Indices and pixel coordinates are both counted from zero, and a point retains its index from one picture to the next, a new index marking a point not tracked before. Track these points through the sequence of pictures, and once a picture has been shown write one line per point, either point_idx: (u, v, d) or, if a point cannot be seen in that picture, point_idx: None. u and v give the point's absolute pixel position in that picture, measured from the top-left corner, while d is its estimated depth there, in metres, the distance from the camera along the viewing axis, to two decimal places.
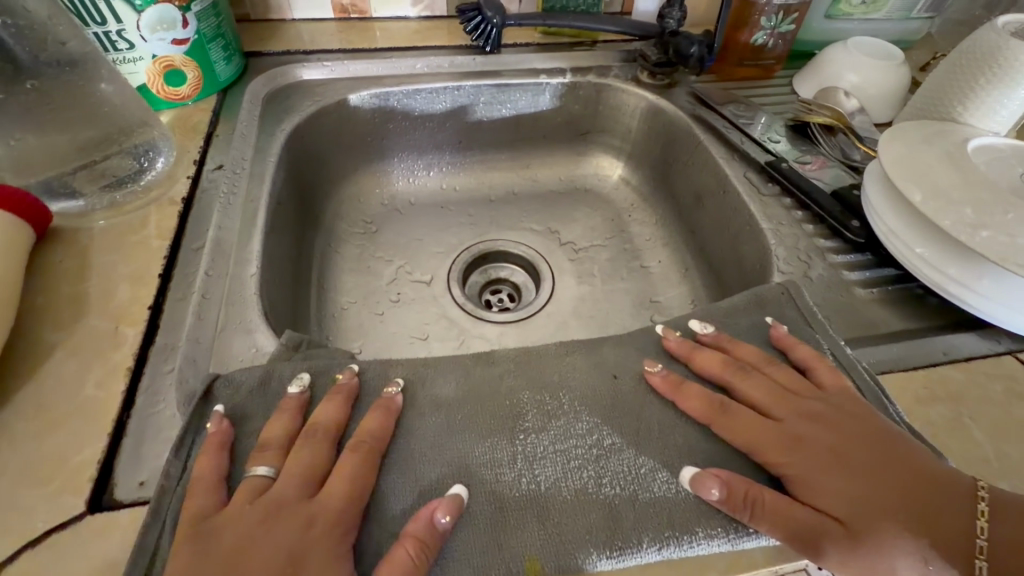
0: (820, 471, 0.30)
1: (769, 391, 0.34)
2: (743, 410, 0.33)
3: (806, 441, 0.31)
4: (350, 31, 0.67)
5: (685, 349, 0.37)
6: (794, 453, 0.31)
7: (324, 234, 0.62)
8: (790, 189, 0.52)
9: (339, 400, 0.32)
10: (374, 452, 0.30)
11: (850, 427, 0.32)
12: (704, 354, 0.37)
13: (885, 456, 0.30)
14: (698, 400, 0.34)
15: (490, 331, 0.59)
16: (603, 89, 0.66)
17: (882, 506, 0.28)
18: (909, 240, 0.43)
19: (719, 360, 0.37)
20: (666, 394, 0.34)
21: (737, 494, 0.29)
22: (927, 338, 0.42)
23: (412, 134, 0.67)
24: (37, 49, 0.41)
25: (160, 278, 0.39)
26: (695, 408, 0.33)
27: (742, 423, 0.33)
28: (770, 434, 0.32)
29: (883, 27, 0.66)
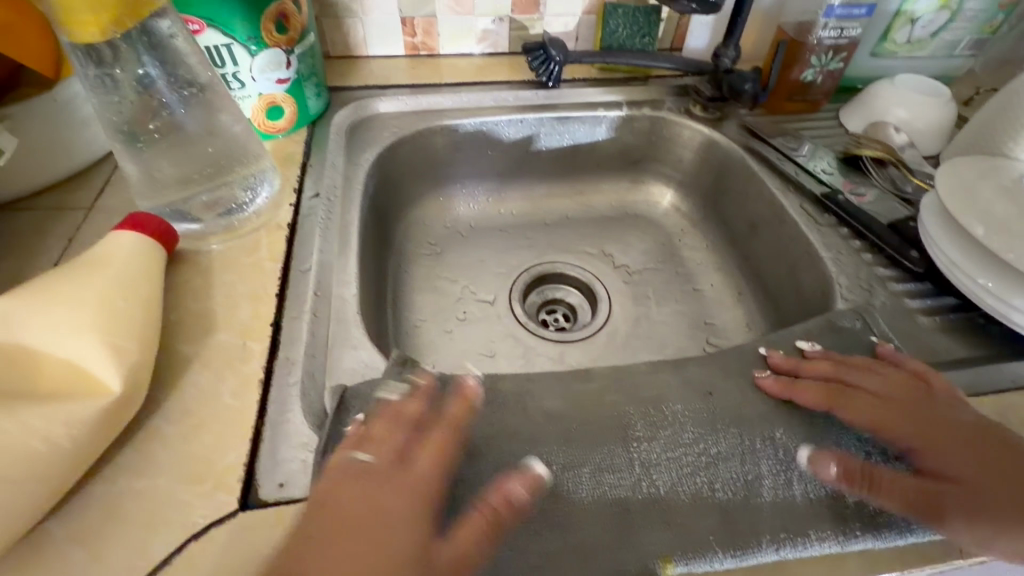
0: (943, 450, 0.34)
1: (887, 383, 0.38)
2: (863, 398, 0.38)
3: (926, 425, 0.35)
4: (420, 67, 0.71)
5: (789, 362, 0.41)
6: (917, 434, 0.35)
7: (396, 255, 0.66)
8: (847, 220, 0.55)
9: (461, 411, 0.36)
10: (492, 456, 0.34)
11: (969, 419, 0.35)
12: (815, 362, 0.41)
13: (1005, 446, 0.34)
14: (816, 393, 0.38)
15: (554, 350, 0.62)
16: (658, 122, 0.70)
17: (1003, 486, 0.32)
18: (971, 273, 0.45)
19: (833, 362, 0.41)
20: (783, 394, 0.39)
21: (857, 466, 0.34)
22: (993, 365, 0.44)
23: (476, 163, 0.71)
24: (169, 80, 0.43)
25: (277, 297, 0.43)
26: (814, 398, 0.38)
27: (862, 407, 0.37)
28: (890, 417, 0.36)
29: (927, 64, 0.69)
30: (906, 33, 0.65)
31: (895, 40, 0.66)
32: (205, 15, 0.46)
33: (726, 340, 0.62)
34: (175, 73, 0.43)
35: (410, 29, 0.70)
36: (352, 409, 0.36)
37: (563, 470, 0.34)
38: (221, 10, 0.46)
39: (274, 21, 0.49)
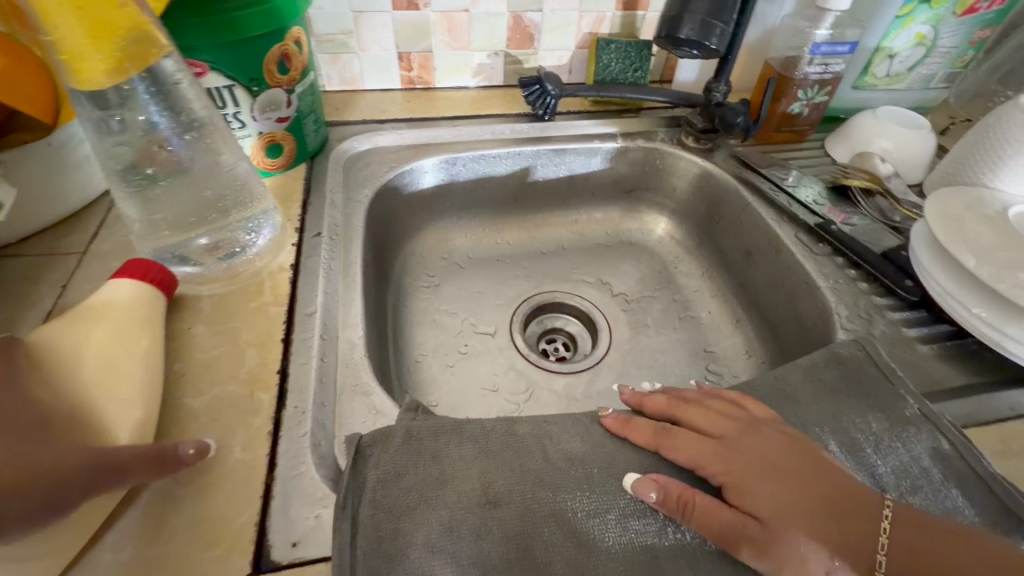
0: (746, 481, 0.36)
1: (710, 413, 0.42)
2: (681, 433, 0.40)
3: (736, 452, 0.38)
4: (416, 100, 0.72)
5: (635, 398, 0.46)
6: (728, 470, 0.37)
7: (394, 289, 0.66)
8: (841, 249, 0.56)
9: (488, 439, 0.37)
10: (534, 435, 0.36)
11: (777, 448, 0.37)
12: (654, 397, 0.45)
13: (800, 464, 0.36)
14: (645, 430, 0.40)
15: (557, 383, 0.62)
16: (652, 153, 0.71)
17: (796, 513, 0.34)
18: (966, 301, 0.47)
19: (666, 400, 0.45)
20: (618, 432, 0.41)
21: (674, 496, 0.35)
22: (991, 394, 0.45)
23: (473, 194, 0.71)
24: (175, 119, 0.42)
25: (283, 343, 0.42)
26: (642, 436, 0.40)
27: (683, 444, 0.39)
28: (708, 453, 0.38)
29: (905, 96, 0.72)
30: (886, 67, 0.68)
31: (875, 74, 0.69)
32: (208, 59, 0.45)
33: (726, 369, 0.62)
34: (180, 114, 0.42)
35: (407, 63, 0.71)
36: (365, 460, 0.36)
37: (589, 516, 0.34)
38: (225, 53, 0.46)
39: (277, 63, 0.49)
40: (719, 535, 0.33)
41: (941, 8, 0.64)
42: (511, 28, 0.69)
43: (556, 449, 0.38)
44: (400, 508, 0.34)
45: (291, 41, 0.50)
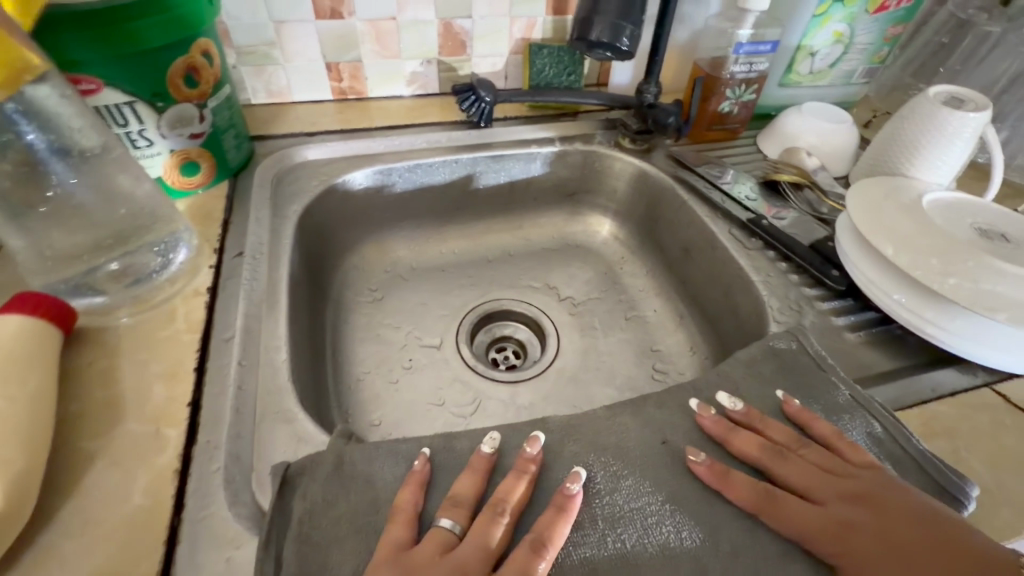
0: (870, 563, 0.31)
1: (809, 461, 0.37)
2: (790, 498, 0.35)
3: (853, 526, 0.33)
4: (349, 111, 0.70)
5: (720, 429, 0.39)
6: (851, 551, 0.32)
7: (332, 306, 0.63)
8: (772, 243, 0.57)
9: (527, 477, 0.36)
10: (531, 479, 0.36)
11: (885, 517, 0.33)
12: (743, 437, 0.39)
13: (922, 536, 0.31)
14: (746, 489, 0.35)
15: (505, 393, 0.60)
16: (590, 156, 0.71)
17: None
18: (888, 289, 0.48)
19: (759, 441, 0.38)
20: (712, 483, 0.36)
21: None
22: (915, 376, 0.46)
23: (412, 204, 0.70)
24: (57, 138, 0.39)
25: (196, 373, 0.40)
26: (742, 496, 0.35)
27: (792, 513, 0.34)
28: (817, 524, 0.33)
29: (829, 92, 0.74)
30: (808, 64, 0.70)
31: (799, 71, 0.71)
32: (100, 73, 0.43)
33: (672, 367, 0.63)
34: (62, 132, 0.40)
35: (336, 74, 0.69)
36: (278, 495, 0.33)
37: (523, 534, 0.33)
38: (119, 66, 0.43)
39: (182, 76, 0.47)
40: None
41: (854, 7, 0.66)
42: (442, 36, 0.68)
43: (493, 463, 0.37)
44: (322, 543, 0.32)
45: (198, 53, 0.48)
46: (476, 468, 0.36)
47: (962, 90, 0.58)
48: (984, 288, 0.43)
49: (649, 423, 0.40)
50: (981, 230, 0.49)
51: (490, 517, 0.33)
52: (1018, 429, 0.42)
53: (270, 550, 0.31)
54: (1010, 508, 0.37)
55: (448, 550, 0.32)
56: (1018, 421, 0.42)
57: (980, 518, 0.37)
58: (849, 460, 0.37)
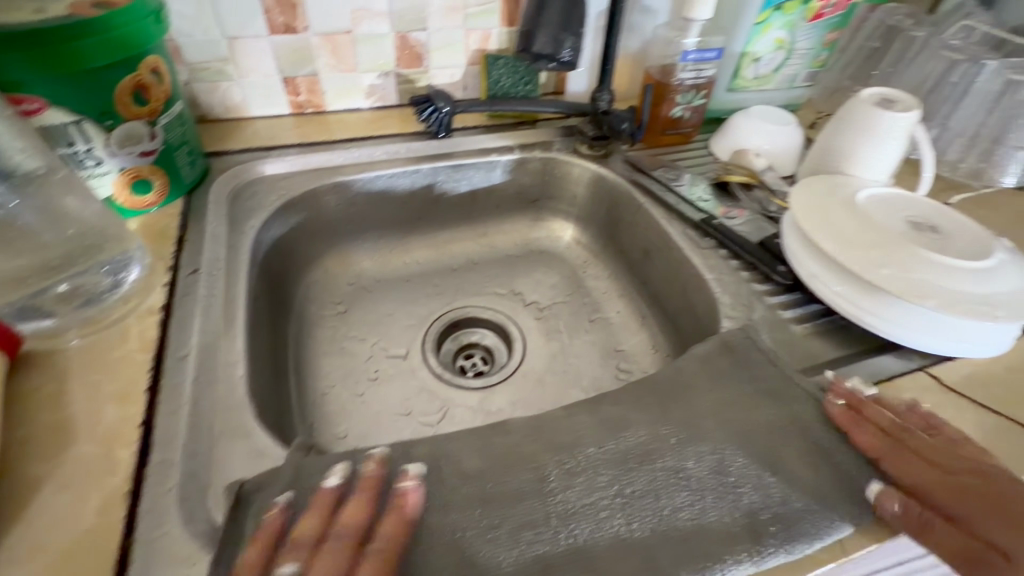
0: (983, 516, 0.32)
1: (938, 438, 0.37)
2: (914, 456, 0.36)
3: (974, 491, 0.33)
4: (308, 125, 0.70)
5: (851, 398, 0.41)
6: (964, 505, 0.33)
7: (296, 320, 0.63)
8: (724, 242, 0.60)
9: (365, 497, 0.34)
10: (374, 501, 0.34)
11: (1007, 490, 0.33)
12: (870, 406, 0.40)
13: None
14: (868, 438, 0.38)
15: (472, 398, 0.61)
16: (550, 162, 0.73)
17: None
18: (830, 281, 0.50)
19: (884, 412, 0.39)
20: (844, 427, 0.39)
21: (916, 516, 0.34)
22: (856, 363, 0.48)
23: (375, 215, 0.70)
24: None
25: (148, 392, 0.39)
26: (865, 443, 0.38)
27: (909, 466, 0.36)
28: (935, 475, 0.35)
29: (775, 96, 0.77)
30: (754, 69, 0.73)
31: (745, 77, 0.74)
32: (46, 94, 0.43)
33: (635, 367, 0.64)
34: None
35: (293, 88, 0.69)
36: (235, 510, 0.33)
37: (478, 535, 0.33)
38: (65, 88, 0.43)
39: (131, 94, 0.47)
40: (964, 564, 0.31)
41: (793, 15, 0.69)
42: (398, 48, 0.69)
43: (455, 468, 0.37)
44: None
45: (146, 71, 0.47)
46: (321, 501, 0.33)
47: (893, 92, 0.62)
48: (915, 278, 0.46)
49: (604, 420, 0.41)
50: (913, 223, 0.52)
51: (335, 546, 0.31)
52: (951, 408, 0.44)
53: (225, 565, 0.31)
54: None
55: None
56: (951, 401, 0.45)
57: None
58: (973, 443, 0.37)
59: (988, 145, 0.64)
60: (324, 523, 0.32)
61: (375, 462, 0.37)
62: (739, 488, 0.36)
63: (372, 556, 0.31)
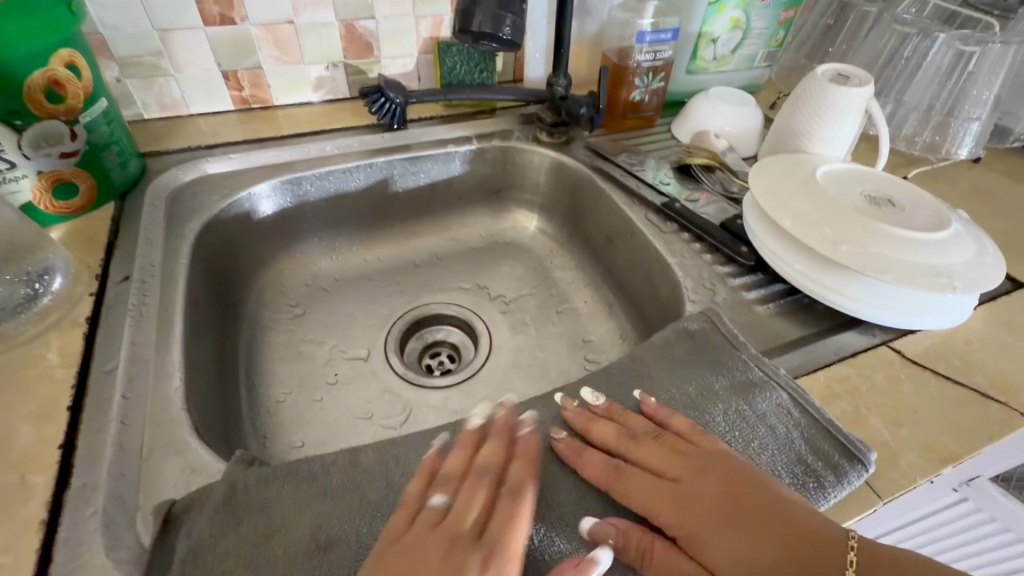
0: (706, 533, 0.33)
1: (662, 450, 0.37)
2: (637, 475, 0.36)
3: (671, 505, 0.35)
4: (253, 121, 0.67)
5: (580, 420, 0.40)
6: (686, 524, 0.34)
7: (247, 326, 0.60)
8: (686, 225, 0.59)
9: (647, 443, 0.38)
10: (505, 444, 0.38)
11: (737, 496, 0.34)
12: (599, 425, 0.39)
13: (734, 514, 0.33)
14: (598, 467, 0.37)
15: (436, 398, 0.59)
16: (509, 151, 0.71)
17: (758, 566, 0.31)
18: (790, 260, 0.50)
19: (603, 437, 0.39)
20: (570, 461, 0.37)
21: (633, 541, 0.33)
22: (820, 341, 0.47)
23: (329, 213, 0.67)
24: None
25: (70, 411, 0.37)
26: (594, 475, 0.36)
27: (635, 488, 0.36)
28: (645, 495, 0.35)
29: (734, 76, 0.76)
30: (712, 50, 0.72)
31: (704, 58, 0.72)
32: None
33: (603, 356, 0.63)
34: None
35: (235, 82, 0.65)
36: (163, 533, 0.31)
37: None
38: None
39: (43, 91, 0.44)
40: None
41: None
42: (344, 38, 0.66)
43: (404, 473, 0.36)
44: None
45: (59, 65, 0.44)
46: (466, 441, 0.38)
47: (846, 67, 0.61)
48: (873, 253, 0.45)
49: None
50: (870, 197, 0.51)
51: (481, 487, 0.35)
52: (912, 382, 0.44)
53: None
54: (908, 460, 0.39)
55: (440, 522, 0.33)
56: (913, 374, 0.45)
57: (879, 474, 0.38)
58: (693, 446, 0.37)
59: (942, 118, 0.65)
60: (479, 457, 0.37)
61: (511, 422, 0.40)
62: None
63: (503, 499, 0.34)
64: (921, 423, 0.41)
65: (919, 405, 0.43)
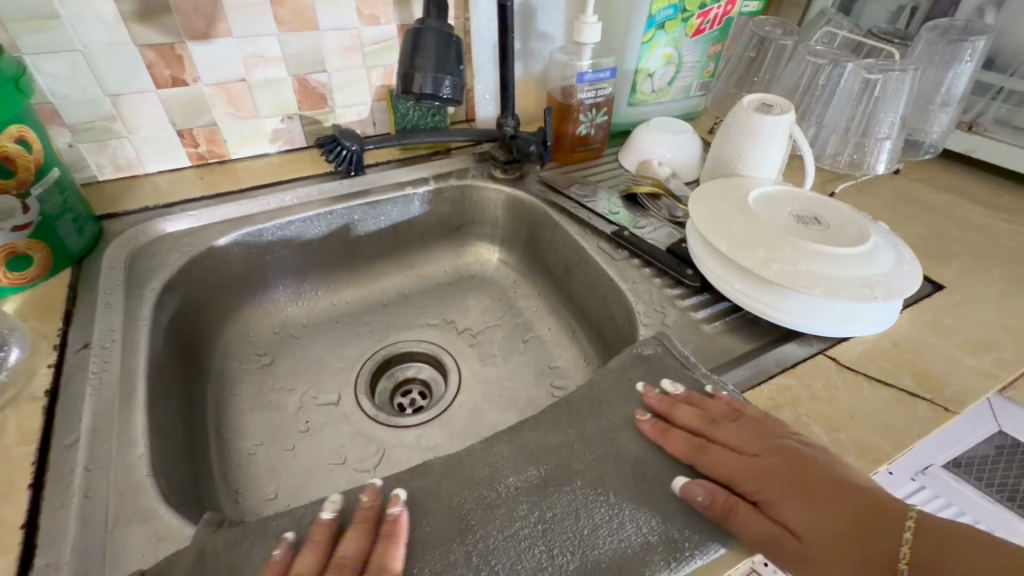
0: (782, 498, 0.36)
1: (742, 430, 0.40)
2: (719, 449, 0.39)
3: (749, 476, 0.37)
4: (211, 175, 0.68)
5: (663, 405, 0.43)
6: (765, 491, 0.36)
7: (214, 381, 0.60)
8: (636, 251, 0.62)
9: (727, 423, 0.41)
10: (367, 532, 0.35)
11: (806, 469, 0.36)
12: (681, 410, 0.42)
13: (806, 486, 0.36)
14: (682, 444, 0.40)
15: (409, 436, 0.60)
16: (466, 190, 0.74)
17: (831, 530, 0.34)
18: (730, 279, 0.53)
19: (691, 414, 0.42)
20: (655, 439, 0.41)
21: (719, 500, 0.36)
22: (763, 354, 0.51)
23: (292, 261, 0.68)
24: None
25: (31, 488, 0.37)
26: (679, 450, 0.40)
27: (719, 462, 0.38)
28: (727, 465, 0.38)
29: (673, 106, 0.82)
30: (650, 84, 0.77)
31: (643, 91, 0.77)
32: None
33: (569, 381, 0.65)
34: None
35: (190, 140, 0.66)
36: None
37: None
38: None
39: None
40: (761, 543, 0.35)
41: (676, 32, 0.73)
42: (298, 91, 0.68)
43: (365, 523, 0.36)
44: None
45: (9, 141, 0.45)
46: (320, 534, 0.35)
47: (769, 97, 0.67)
48: (801, 270, 0.49)
49: (523, 447, 0.41)
50: (798, 217, 0.56)
51: None
52: (848, 387, 0.48)
53: None
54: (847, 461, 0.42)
55: None
56: (848, 379, 0.48)
57: None
58: (773, 429, 0.40)
59: (859, 138, 0.71)
60: (336, 550, 0.35)
61: (381, 503, 0.37)
62: (661, 503, 0.37)
63: None
64: (858, 426, 0.45)
65: (855, 409, 0.46)
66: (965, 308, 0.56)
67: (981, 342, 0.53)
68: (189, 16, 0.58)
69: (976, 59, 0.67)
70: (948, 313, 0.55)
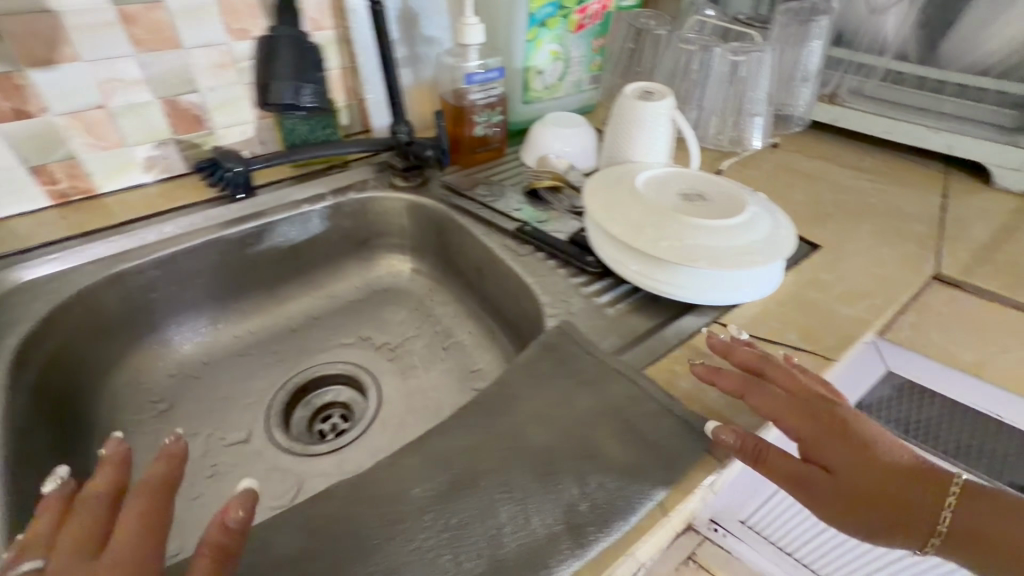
0: (825, 442, 0.37)
1: (802, 379, 0.42)
2: (773, 390, 0.41)
3: (795, 419, 0.39)
4: (77, 213, 0.62)
5: (722, 346, 0.46)
6: (809, 434, 0.38)
7: (102, 436, 0.55)
8: (539, 245, 0.62)
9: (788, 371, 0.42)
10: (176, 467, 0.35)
11: (856, 422, 0.38)
12: (742, 351, 0.45)
13: (852, 435, 0.37)
14: (736, 380, 0.42)
15: (329, 463, 0.57)
16: (366, 202, 0.72)
17: (870, 478, 0.35)
18: (625, 260, 0.55)
19: (749, 355, 0.44)
20: (708, 377, 0.44)
21: (751, 443, 0.38)
22: (665, 330, 0.53)
23: (183, 297, 0.64)
24: None
25: None
26: (734, 384, 0.42)
27: (769, 401, 0.40)
28: (775, 405, 0.40)
29: (567, 101, 0.84)
30: (542, 81, 0.78)
31: (536, 88, 0.79)
32: None
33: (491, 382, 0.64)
34: None
35: (48, 177, 0.60)
36: None
37: None
38: None
39: None
40: (790, 477, 0.37)
41: (558, 29, 0.75)
42: (168, 114, 0.64)
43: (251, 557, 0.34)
44: None
45: None
46: (95, 498, 0.33)
47: (650, 85, 0.70)
48: (686, 245, 0.52)
49: (431, 455, 0.40)
50: (684, 196, 0.58)
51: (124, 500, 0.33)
52: None
53: None
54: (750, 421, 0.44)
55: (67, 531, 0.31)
56: None
57: None
58: (835, 392, 0.41)
59: (735, 117, 0.76)
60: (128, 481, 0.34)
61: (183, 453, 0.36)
62: (570, 490, 0.37)
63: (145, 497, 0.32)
64: None
65: None
66: (840, 264, 0.61)
67: (855, 292, 0.57)
68: (27, 41, 0.53)
69: (822, 37, 0.75)
70: (826, 270, 0.60)
